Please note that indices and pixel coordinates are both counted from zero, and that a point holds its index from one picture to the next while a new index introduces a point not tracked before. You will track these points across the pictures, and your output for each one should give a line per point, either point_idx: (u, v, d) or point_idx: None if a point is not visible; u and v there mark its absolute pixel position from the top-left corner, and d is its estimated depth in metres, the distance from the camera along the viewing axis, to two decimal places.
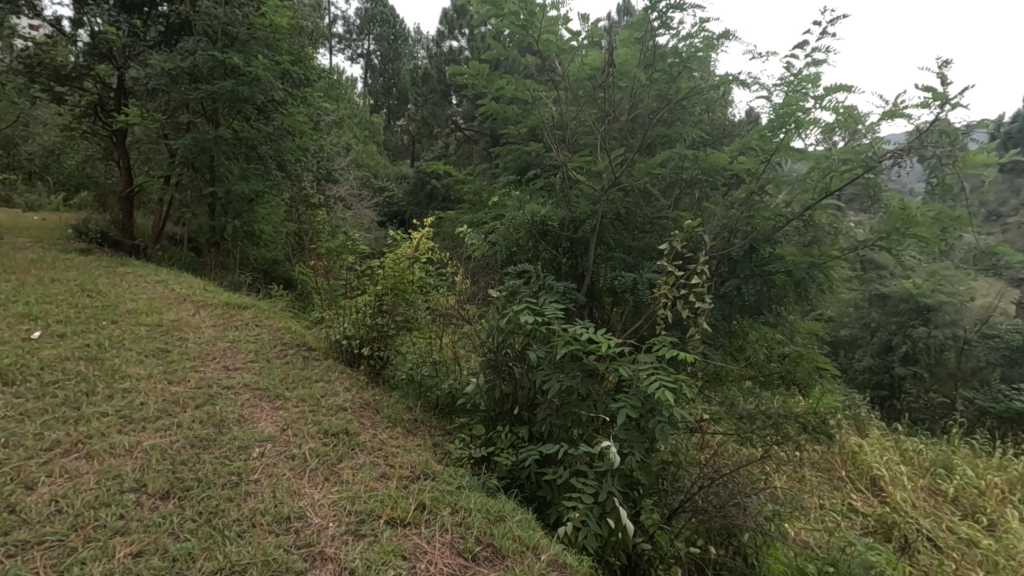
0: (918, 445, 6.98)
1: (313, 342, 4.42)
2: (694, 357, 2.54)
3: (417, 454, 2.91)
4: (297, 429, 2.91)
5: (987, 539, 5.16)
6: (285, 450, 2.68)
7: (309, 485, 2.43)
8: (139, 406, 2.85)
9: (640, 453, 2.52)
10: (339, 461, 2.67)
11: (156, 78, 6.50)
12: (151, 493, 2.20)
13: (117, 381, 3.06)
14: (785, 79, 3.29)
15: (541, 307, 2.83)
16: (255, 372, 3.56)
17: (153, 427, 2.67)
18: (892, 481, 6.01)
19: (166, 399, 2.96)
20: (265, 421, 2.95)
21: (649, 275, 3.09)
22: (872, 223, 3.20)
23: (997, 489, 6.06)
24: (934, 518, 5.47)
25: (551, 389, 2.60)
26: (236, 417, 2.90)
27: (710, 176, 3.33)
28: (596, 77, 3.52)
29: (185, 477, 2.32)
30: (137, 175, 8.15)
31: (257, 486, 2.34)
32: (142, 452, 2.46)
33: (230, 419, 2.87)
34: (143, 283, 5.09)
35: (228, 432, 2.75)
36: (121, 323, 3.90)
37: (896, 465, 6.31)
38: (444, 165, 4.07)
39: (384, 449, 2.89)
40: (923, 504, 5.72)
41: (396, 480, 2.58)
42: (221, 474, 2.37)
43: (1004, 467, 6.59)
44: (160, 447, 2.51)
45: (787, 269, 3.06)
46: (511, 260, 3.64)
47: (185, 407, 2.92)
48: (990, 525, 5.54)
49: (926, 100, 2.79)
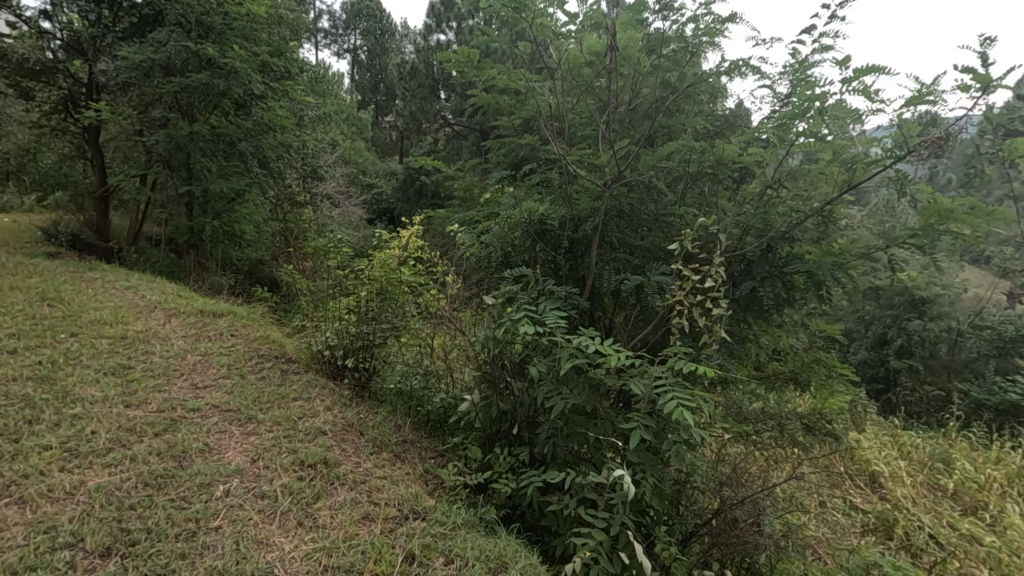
0: (915, 439, 6.83)
1: (294, 353, 4.15)
2: (714, 371, 2.27)
3: (405, 486, 2.66)
4: (269, 460, 2.63)
5: (989, 536, 5.00)
6: (253, 487, 2.41)
7: (278, 532, 2.17)
8: (89, 436, 2.57)
9: (654, 479, 2.27)
10: (316, 500, 2.41)
11: (126, 71, 6.16)
12: (88, 550, 1.93)
13: (67, 406, 2.77)
14: (793, 67, 3.09)
15: (542, 315, 2.57)
16: (226, 391, 3.28)
17: (102, 463, 2.39)
18: (892, 477, 5.83)
19: (121, 427, 2.68)
20: (233, 451, 2.67)
21: (659, 277, 2.81)
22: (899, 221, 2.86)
23: (996, 483, 5.91)
24: (933, 515, 5.31)
25: (554, 408, 2.33)
26: (200, 447, 2.63)
27: (719, 169, 3.09)
28: (595, 62, 3.17)
29: (131, 528, 2.04)
30: (111, 174, 7.78)
31: (218, 537, 2.08)
32: (85, 496, 2.19)
33: (193, 450, 2.60)
34: (113, 289, 4.78)
35: (190, 465, 2.48)
36: (80, 336, 3.60)
37: (895, 460, 6.16)
38: (431, 159, 3.81)
39: (368, 482, 2.63)
40: (923, 500, 5.56)
41: (381, 522, 2.32)
42: (176, 522, 2.10)
43: (1002, 460, 6.46)
44: (107, 488, 2.24)
45: (808, 270, 2.81)
46: (506, 262, 3.37)
47: (142, 435, 2.65)
48: (992, 521, 5.38)
49: (964, 81, 2.46)
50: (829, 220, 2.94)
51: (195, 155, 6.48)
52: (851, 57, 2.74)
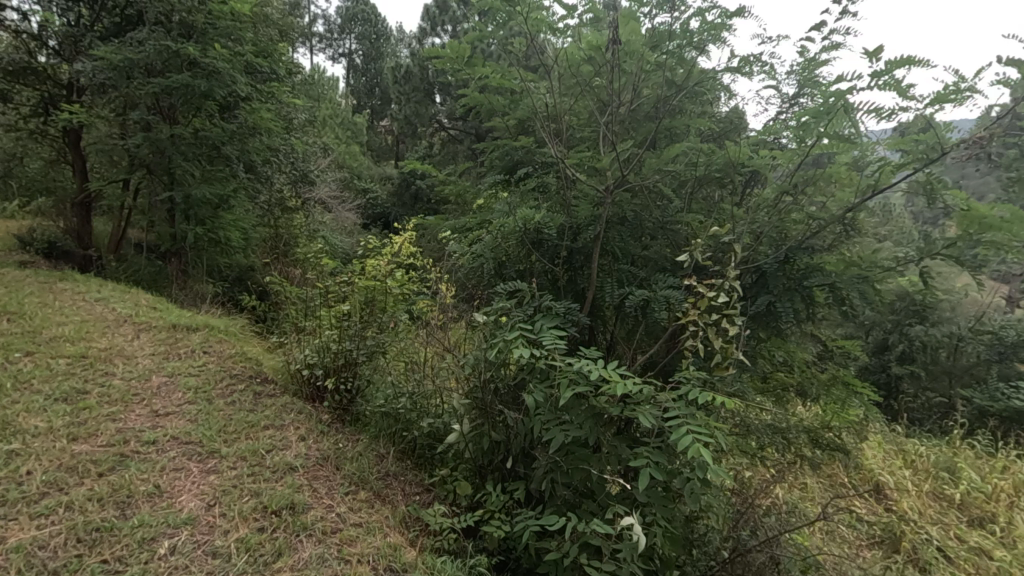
0: (917, 446, 6.59)
1: (270, 372, 3.88)
2: (734, 402, 2.02)
3: (382, 535, 2.42)
4: (227, 506, 2.38)
5: (1000, 549, 4.76)
6: (203, 542, 2.16)
7: None
8: (22, 477, 2.35)
9: (664, 523, 2.02)
10: (276, 556, 2.16)
11: (102, 72, 5.91)
12: None
13: (5, 440, 2.55)
14: (804, 63, 2.86)
15: (538, 335, 2.33)
16: (188, 419, 3.03)
17: (31, 513, 2.16)
18: (897, 487, 5.57)
19: (62, 466, 2.46)
20: (186, 495, 2.43)
21: (667, 291, 2.56)
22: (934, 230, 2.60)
23: (1003, 494, 5.67)
24: (940, 526, 5.06)
25: (553, 442, 2.10)
26: (148, 492, 2.39)
27: (724, 174, 2.91)
28: (596, 59, 2.95)
29: None
30: (92, 179, 7.51)
31: None
32: (2, 559, 1.95)
33: (140, 495, 2.36)
34: (81, 301, 4.53)
35: (134, 515, 2.24)
36: (35, 355, 3.37)
37: (899, 470, 5.92)
38: (420, 162, 3.57)
39: (339, 532, 2.38)
40: (929, 511, 5.31)
41: None
42: None
43: (1009, 469, 6.23)
44: (30, 547, 2.01)
45: (830, 281, 2.58)
46: (500, 274, 3.13)
47: (84, 476, 2.42)
48: (1002, 534, 5.13)
49: (1010, 75, 2.22)
50: (851, 229, 2.68)
51: (176, 159, 6.23)
52: (881, 48, 2.50)
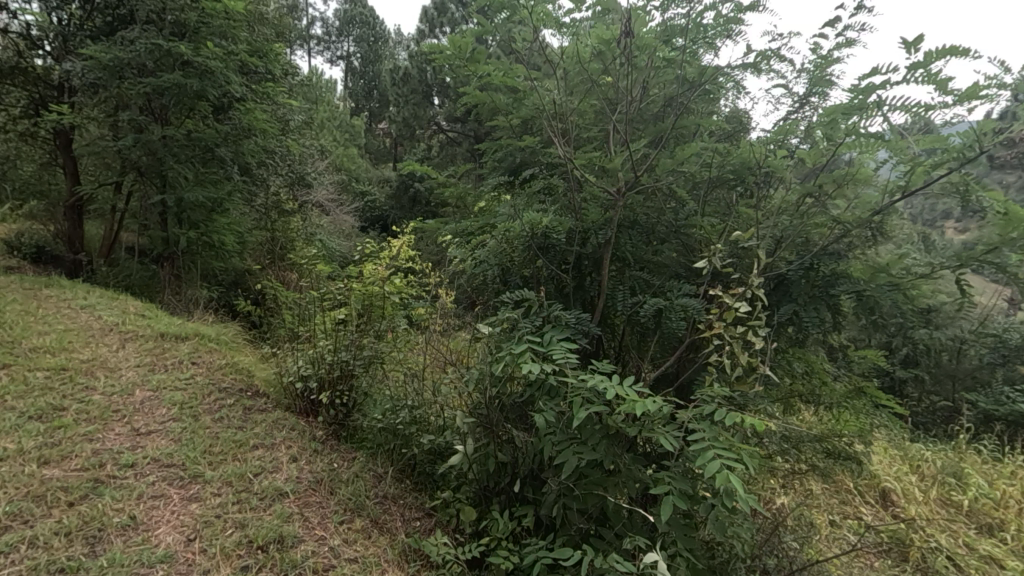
0: (923, 451, 6.42)
1: (262, 385, 3.72)
2: (762, 422, 1.87)
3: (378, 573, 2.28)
4: (208, 541, 2.23)
5: (1011, 557, 4.52)
6: None
7: None
8: None
9: (685, 556, 1.87)
10: None
11: (91, 72, 5.75)
12: None
13: None
14: (818, 61, 2.71)
15: (548, 348, 2.17)
16: (171, 439, 2.87)
17: None
18: (905, 494, 5.31)
19: (31, 495, 2.30)
20: (164, 528, 2.27)
21: (685, 300, 2.41)
22: (971, 235, 2.43)
23: (1012, 500, 5.50)
24: (948, 534, 4.85)
25: (566, 466, 1.95)
26: (124, 524, 2.23)
27: (740, 174, 2.75)
28: (605, 54, 2.79)
29: None
30: (82, 182, 7.33)
31: None
32: None
33: (113, 529, 2.20)
34: (67, 309, 4.37)
35: (104, 552, 2.08)
36: (13, 369, 3.21)
37: (906, 475, 5.72)
38: (419, 164, 3.39)
39: (332, 569, 2.23)
40: (937, 517, 5.12)
41: None
42: None
43: (1017, 475, 6.08)
44: None
45: (856, 289, 2.42)
46: (505, 282, 2.97)
47: (55, 506, 2.26)
48: (1013, 542, 4.92)
49: None
50: (879, 233, 2.51)
51: (167, 161, 6.07)
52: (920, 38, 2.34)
